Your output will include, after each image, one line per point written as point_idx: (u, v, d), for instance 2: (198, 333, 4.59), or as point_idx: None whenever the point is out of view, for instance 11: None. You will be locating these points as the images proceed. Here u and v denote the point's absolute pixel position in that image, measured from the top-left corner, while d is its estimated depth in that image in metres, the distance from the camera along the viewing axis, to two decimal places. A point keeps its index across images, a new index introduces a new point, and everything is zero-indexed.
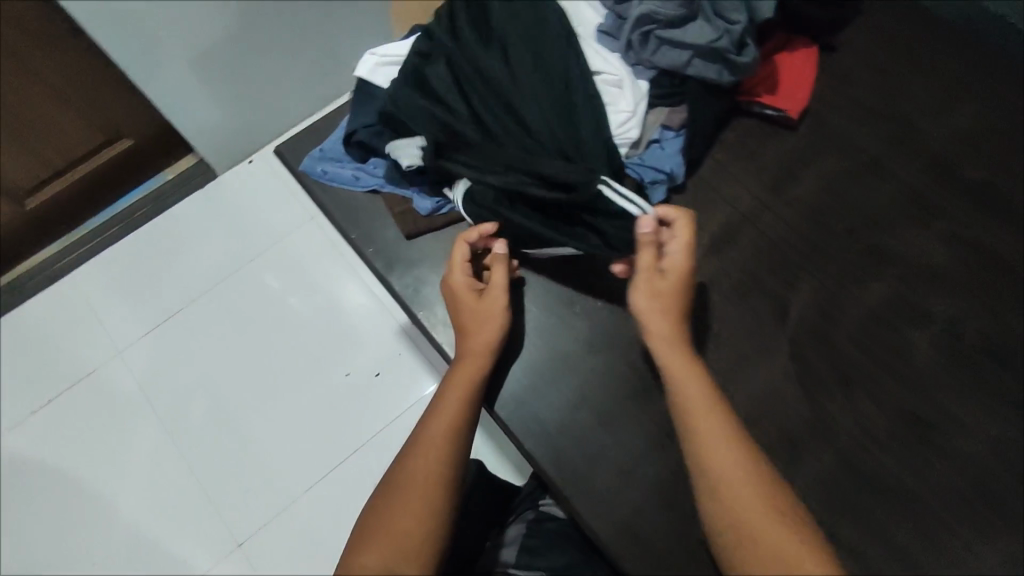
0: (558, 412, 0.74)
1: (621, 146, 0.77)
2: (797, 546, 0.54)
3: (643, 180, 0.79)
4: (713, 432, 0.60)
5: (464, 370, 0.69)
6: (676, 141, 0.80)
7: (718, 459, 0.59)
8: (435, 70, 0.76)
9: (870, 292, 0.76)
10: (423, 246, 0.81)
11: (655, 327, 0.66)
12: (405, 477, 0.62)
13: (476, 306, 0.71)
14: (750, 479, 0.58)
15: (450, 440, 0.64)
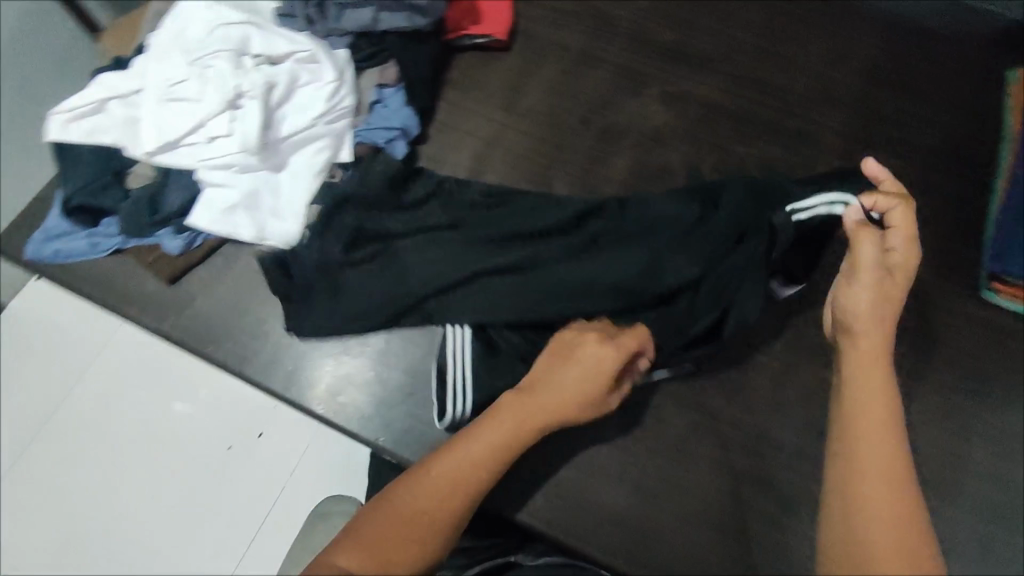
0: (371, 386, 0.74)
1: (340, 117, 0.76)
2: (909, 554, 0.49)
3: (378, 141, 0.80)
4: (890, 457, 0.53)
5: (528, 400, 0.63)
6: (398, 96, 0.81)
7: (870, 450, 0.53)
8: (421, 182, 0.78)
9: (614, 169, 0.84)
10: (190, 285, 0.79)
11: (869, 318, 0.60)
12: (407, 510, 0.56)
13: (602, 358, 0.64)
14: (891, 470, 0.52)
15: (469, 493, 0.58)
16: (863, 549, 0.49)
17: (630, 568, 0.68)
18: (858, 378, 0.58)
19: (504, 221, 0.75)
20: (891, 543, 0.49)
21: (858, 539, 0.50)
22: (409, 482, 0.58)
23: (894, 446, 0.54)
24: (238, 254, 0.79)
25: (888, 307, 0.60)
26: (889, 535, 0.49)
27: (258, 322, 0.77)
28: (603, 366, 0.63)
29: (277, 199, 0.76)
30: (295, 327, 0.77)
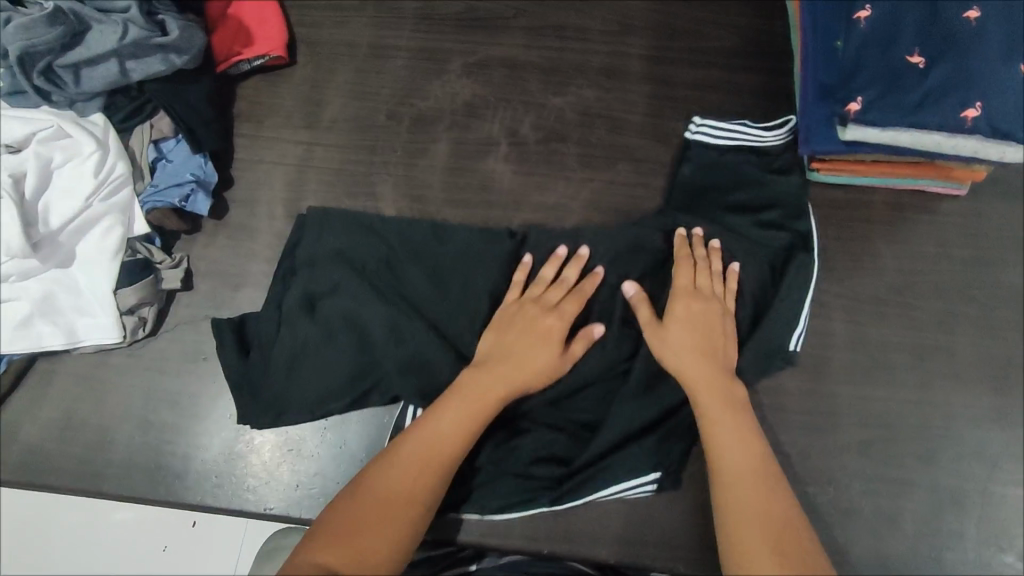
0: (248, 460, 0.68)
1: (121, 185, 0.69)
2: (775, 508, 0.54)
3: (173, 201, 0.72)
4: (734, 424, 0.59)
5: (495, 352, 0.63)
6: (180, 147, 0.74)
7: (728, 442, 0.58)
8: (318, 253, 0.70)
9: (437, 157, 0.80)
10: (11, 416, 0.69)
11: (671, 353, 0.63)
12: (381, 490, 0.53)
13: (532, 314, 0.65)
14: (749, 457, 0.57)
15: (447, 462, 0.56)
16: (740, 540, 0.52)
17: (565, 548, 0.67)
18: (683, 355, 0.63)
19: (397, 267, 0.69)
20: (760, 516, 0.53)
21: (726, 524, 0.54)
22: (383, 466, 0.55)
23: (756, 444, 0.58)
24: (54, 365, 0.70)
25: (709, 343, 0.64)
26: (756, 510, 0.54)
27: (100, 431, 0.68)
28: (540, 324, 0.64)
29: (77, 296, 0.68)
30: (144, 424, 0.69)
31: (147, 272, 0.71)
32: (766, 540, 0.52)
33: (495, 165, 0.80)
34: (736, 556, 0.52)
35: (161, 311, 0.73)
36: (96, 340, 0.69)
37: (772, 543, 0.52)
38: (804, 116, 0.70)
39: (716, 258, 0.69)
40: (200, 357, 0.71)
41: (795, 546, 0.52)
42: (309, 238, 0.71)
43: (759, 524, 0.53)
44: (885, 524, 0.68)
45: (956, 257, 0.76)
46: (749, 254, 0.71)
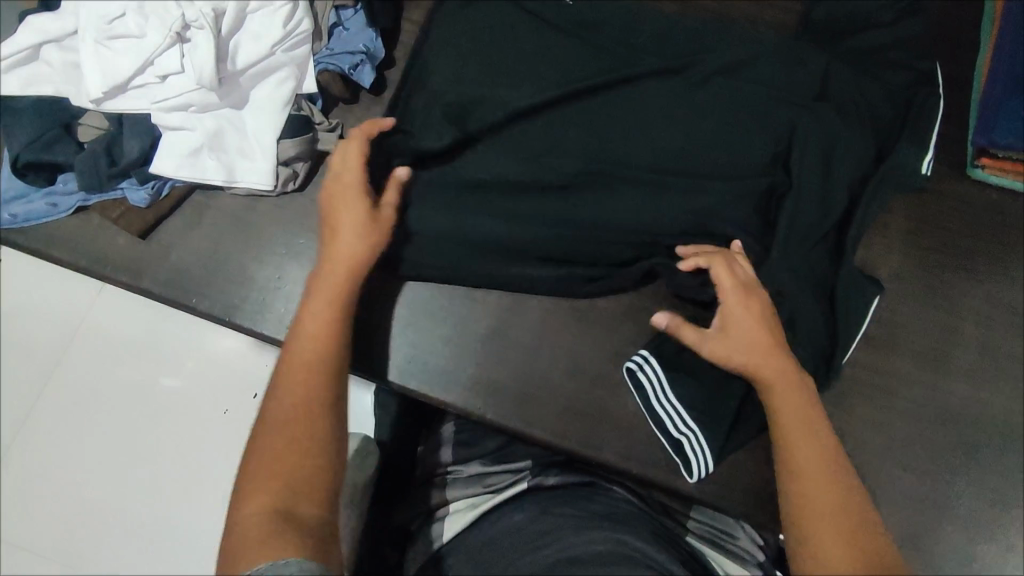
0: (368, 325, 0.72)
1: (302, 41, 0.71)
2: (838, 482, 0.56)
3: (343, 67, 0.74)
4: (792, 414, 0.60)
5: (325, 302, 0.61)
6: (358, 18, 0.76)
7: (783, 399, 0.61)
8: (496, 40, 0.75)
9: (595, 67, 0.75)
10: (164, 238, 0.74)
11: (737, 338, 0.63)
12: (284, 409, 0.55)
13: (358, 216, 0.64)
14: (801, 415, 0.59)
15: (327, 415, 0.56)
16: (796, 485, 0.56)
17: (653, 473, 0.69)
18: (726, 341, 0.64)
19: (562, 69, 0.75)
20: (824, 499, 0.55)
21: (791, 481, 0.57)
22: (278, 383, 0.57)
23: (811, 424, 0.59)
24: (209, 200, 0.75)
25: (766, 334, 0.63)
26: (817, 462, 0.56)
27: (242, 268, 0.73)
28: (353, 262, 0.63)
29: (244, 138, 0.72)
30: (280, 270, 0.73)
31: (307, 129, 0.74)
32: (834, 508, 0.54)
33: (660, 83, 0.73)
34: (800, 516, 0.55)
35: (312, 169, 0.77)
36: (250, 184, 0.73)
37: (845, 539, 0.52)
38: (989, 108, 0.73)
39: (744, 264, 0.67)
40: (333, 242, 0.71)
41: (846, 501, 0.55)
42: (487, 50, 0.75)
43: (818, 464, 0.56)
44: (977, 526, 0.67)
45: None
46: (903, 99, 0.75)
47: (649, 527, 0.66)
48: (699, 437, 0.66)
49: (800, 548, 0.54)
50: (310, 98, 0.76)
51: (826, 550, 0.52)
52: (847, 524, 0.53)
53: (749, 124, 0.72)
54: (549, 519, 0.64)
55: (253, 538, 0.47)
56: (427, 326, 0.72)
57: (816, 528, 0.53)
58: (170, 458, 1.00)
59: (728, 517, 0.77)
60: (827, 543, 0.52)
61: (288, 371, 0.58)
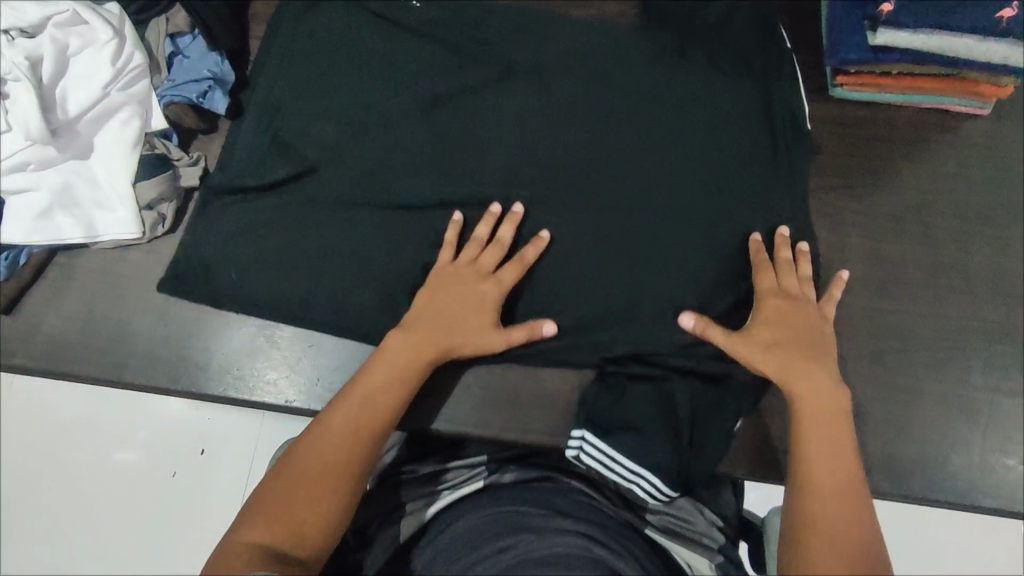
0: (271, 354, 0.70)
1: (139, 76, 0.68)
2: (854, 492, 0.55)
3: (192, 96, 0.71)
4: (824, 408, 0.59)
5: (398, 362, 0.62)
6: (197, 43, 0.73)
7: (813, 399, 0.60)
8: (341, 49, 0.74)
9: (452, 55, 0.74)
10: (34, 308, 0.70)
11: (760, 344, 0.63)
12: (315, 452, 0.56)
13: (484, 298, 0.65)
14: (831, 423, 0.59)
15: (347, 479, 0.55)
16: (811, 489, 0.56)
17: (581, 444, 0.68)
18: (757, 344, 0.63)
19: (417, 62, 0.74)
20: (834, 510, 0.54)
21: (808, 479, 0.56)
22: (323, 419, 0.58)
23: (840, 436, 0.58)
24: (75, 259, 0.71)
25: (794, 338, 0.63)
26: (838, 464, 0.57)
27: (124, 323, 0.69)
28: (456, 317, 0.64)
29: (97, 188, 0.68)
30: (165, 318, 0.70)
31: (165, 167, 0.71)
32: (847, 519, 0.53)
33: (517, 60, 0.74)
34: (808, 519, 0.54)
35: (180, 209, 0.73)
36: (115, 235, 0.69)
37: (844, 553, 0.52)
38: (833, 23, 0.69)
39: (801, 262, 0.68)
40: (204, 271, 0.69)
41: (852, 511, 0.54)
42: (332, 60, 0.74)
43: (836, 474, 0.56)
44: (893, 428, 0.69)
45: (975, 175, 0.76)
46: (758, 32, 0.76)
47: (601, 522, 0.60)
48: (656, 479, 0.64)
49: (797, 551, 0.53)
50: (164, 135, 0.72)
51: (831, 558, 0.51)
52: (843, 533, 0.53)
53: (608, 85, 0.73)
54: (496, 525, 0.58)
55: (238, 556, 0.49)
56: (329, 345, 0.71)
57: (820, 533, 0.53)
58: (112, 538, 0.87)
59: (684, 500, 0.68)
60: (824, 550, 0.52)
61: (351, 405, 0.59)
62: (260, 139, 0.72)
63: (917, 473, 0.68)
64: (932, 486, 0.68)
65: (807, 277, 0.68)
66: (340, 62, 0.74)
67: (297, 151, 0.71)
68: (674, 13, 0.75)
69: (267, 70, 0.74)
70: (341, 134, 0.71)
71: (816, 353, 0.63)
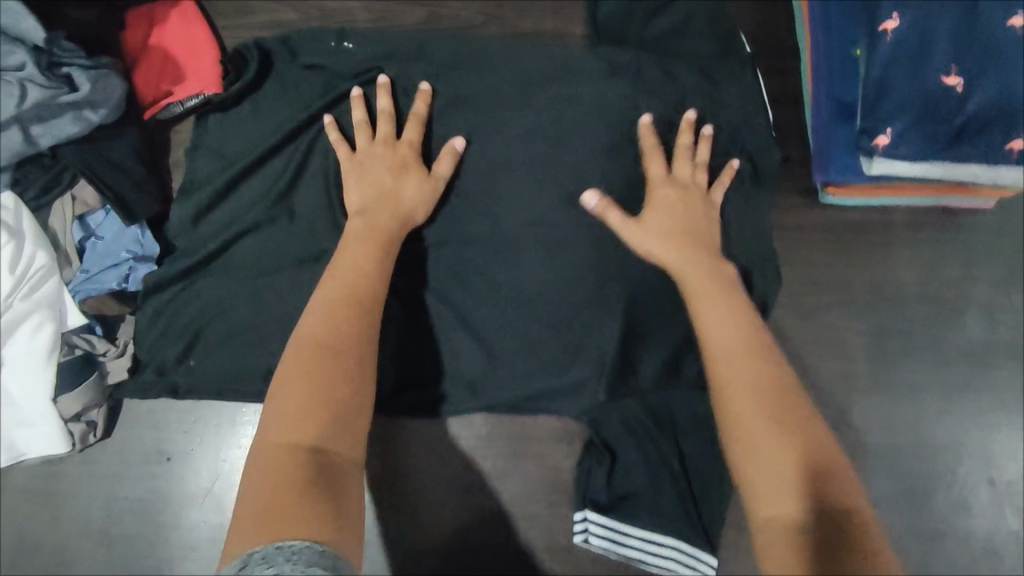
0: None
1: (44, 276, 0.60)
2: (765, 355, 0.50)
3: (111, 285, 0.62)
4: (703, 292, 0.56)
5: (371, 247, 0.58)
6: (111, 220, 0.64)
7: (705, 288, 0.56)
8: (260, 186, 0.69)
9: None
10: None
11: (653, 234, 0.59)
12: (298, 379, 0.47)
13: (390, 213, 0.61)
14: (727, 305, 0.54)
15: (353, 398, 0.47)
16: (718, 369, 0.50)
17: None
18: (657, 243, 0.59)
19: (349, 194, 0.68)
20: (751, 381, 0.48)
21: (715, 369, 0.51)
22: (292, 350, 0.50)
23: (740, 317, 0.53)
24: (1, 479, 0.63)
25: (687, 223, 0.60)
26: (724, 335, 0.52)
27: (64, 548, 0.62)
28: (410, 213, 0.62)
29: (12, 407, 0.60)
30: (110, 538, 0.62)
31: (90, 368, 0.63)
32: (770, 378, 0.49)
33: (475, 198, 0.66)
34: (725, 391, 0.49)
35: (113, 408, 0.65)
36: (41, 452, 0.61)
37: (767, 411, 0.47)
38: (818, 135, 0.61)
39: (702, 146, 0.65)
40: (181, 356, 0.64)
41: (819, 437, 0.46)
42: (254, 200, 0.68)
43: (743, 350, 0.50)
44: (913, 575, 0.65)
45: (981, 277, 0.71)
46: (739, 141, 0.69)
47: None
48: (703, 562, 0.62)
49: (736, 449, 0.47)
50: None
51: (771, 429, 0.46)
52: (772, 384, 0.48)
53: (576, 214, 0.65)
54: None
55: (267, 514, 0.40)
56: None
57: (745, 413, 0.47)
58: None
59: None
60: (755, 428, 0.46)
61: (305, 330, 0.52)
62: (210, 210, 0.68)
63: None
64: None
65: (704, 160, 0.65)
66: (261, 201, 0.68)
67: (242, 216, 0.68)
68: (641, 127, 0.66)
69: (203, 138, 0.70)
70: (276, 191, 0.68)
71: (702, 233, 0.61)
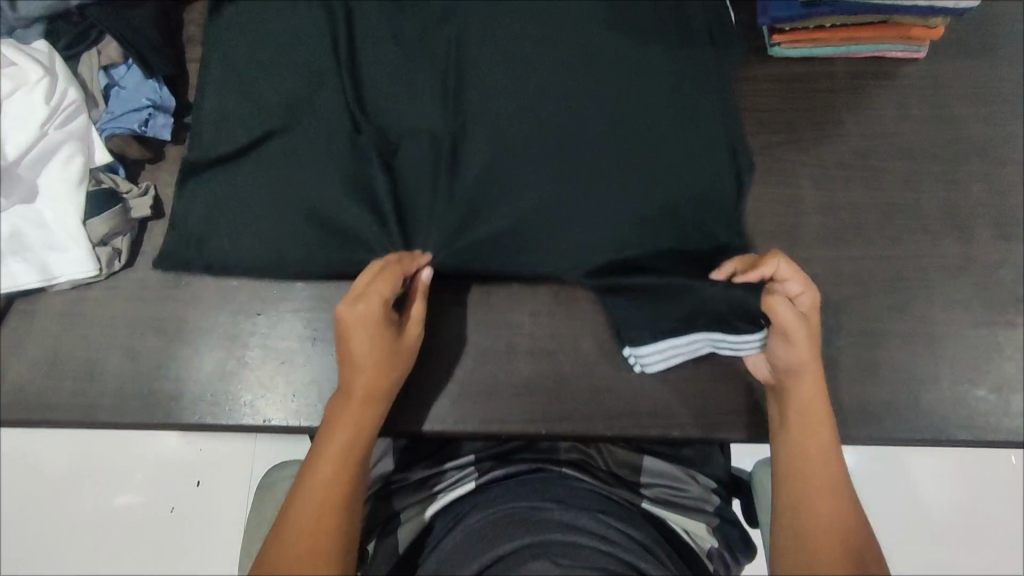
0: (243, 376, 0.69)
1: (76, 113, 0.67)
2: (856, 533, 0.57)
3: (133, 126, 0.70)
4: (834, 477, 0.59)
5: (358, 411, 0.59)
6: (133, 73, 0.72)
7: (818, 447, 0.60)
8: (284, 62, 0.71)
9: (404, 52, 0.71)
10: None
11: (798, 376, 0.62)
12: (300, 529, 0.54)
13: (382, 356, 0.60)
14: (834, 475, 0.59)
15: (339, 542, 0.54)
16: (815, 524, 0.57)
17: (561, 428, 0.69)
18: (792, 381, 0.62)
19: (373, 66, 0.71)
20: (839, 546, 0.56)
21: (814, 522, 0.57)
22: (296, 498, 0.55)
23: (845, 479, 0.59)
24: (37, 301, 0.70)
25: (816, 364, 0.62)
26: (839, 504, 0.57)
27: (92, 360, 0.69)
28: (393, 348, 0.61)
29: (47, 230, 0.67)
30: (133, 352, 0.69)
31: (114, 201, 0.70)
32: (850, 559, 0.55)
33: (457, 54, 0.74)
34: (818, 558, 0.55)
35: (135, 242, 0.72)
36: (72, 276, 0.68)
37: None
38: None
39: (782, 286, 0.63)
40: (196, 244, 0.69)
41: (867, 555, 0.56)
42: (279, 75, 0.70)
43: (844, 520, 0.57)
44: (864, 374, 0.70)
45: (919, 117, 0.77)
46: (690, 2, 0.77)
47: (597, 508, 0.62)
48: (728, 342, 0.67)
49: None
50: (110, 169, 0.71)
51: None
52: (852, 553, 0.55)
53: (578, 83, 0.70)
54: (505, 523, 0.59)
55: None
56: None
57: (829, 571, 0.54)
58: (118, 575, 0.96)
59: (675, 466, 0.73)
60: None
61: (310, 485, 0.55)
62: (226, 99, 0.70)
63: (892, 411, 0.69)
64: (910, 425, 0.69)
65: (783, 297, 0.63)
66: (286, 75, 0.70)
67: (258, 104, 0.70)
68: None
69: (219, 19, 0.72)
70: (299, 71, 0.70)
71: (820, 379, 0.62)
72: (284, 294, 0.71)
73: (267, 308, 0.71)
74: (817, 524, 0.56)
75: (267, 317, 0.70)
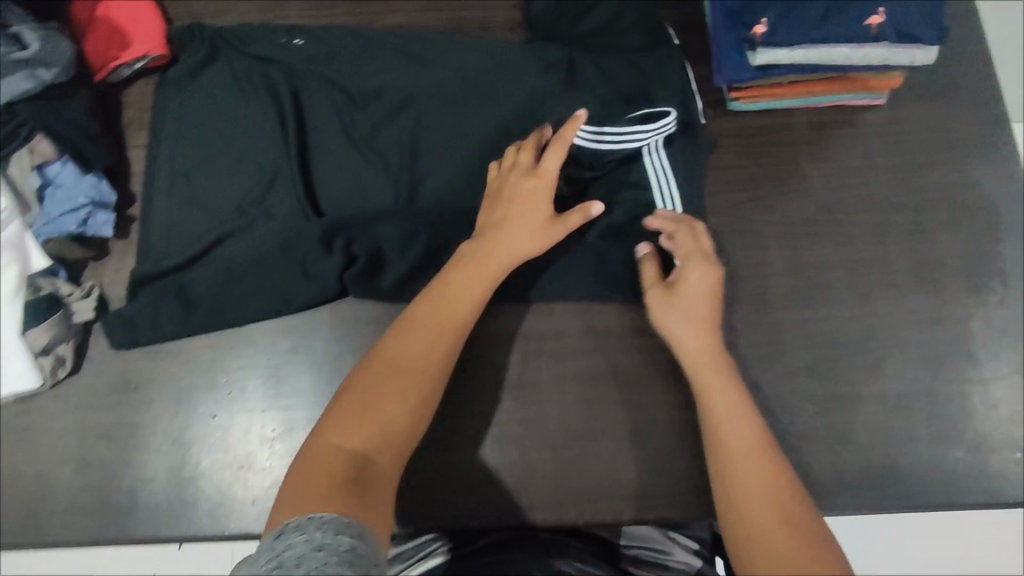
0: (201, 482, 0.66)
1: (7, 220, 0.65)
2: (782, 486, 0.55)
3: (71, 228, 0.68)
4: (738, 436, 0.58)
5: (474, 277, 0.63)
6: (69, 169, 0.69)
7: (722, 407, 0.60)
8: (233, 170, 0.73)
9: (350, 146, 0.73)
10: None
11: (677, 318, 0.64)
12: (399, 356, 0.59)
13: (508, 237, 0.64)
14: (745, 427, 0.58)
15: (398, 424, 0.57)
16: (742, 492, 0.56)
17: (532, 516, 0.67)
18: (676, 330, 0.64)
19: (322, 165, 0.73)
20: (760, 501, 0.55)
21: (732, 480, 0.57)
22: (394, 336, 0.61)
23: (758, 432, 0.58)
24: None
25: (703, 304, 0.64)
26: (748, 458, 0.57)
27: (41, 476, 0.66)
28: (514, 253, 0.64)
29: None
30: (84, 464, 0.66)
31: (55, 307, 0.67)
32: (773, 511, 0.54)
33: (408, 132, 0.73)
34: (738, 515, 0.55)
35: (82, 346, 0.69)
36: (12, 390, 0.65)
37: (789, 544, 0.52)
38: (714, 43, 0.69)
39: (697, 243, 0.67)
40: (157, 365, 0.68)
41: (805, 525, 0.53)
42: (227, 182, 0.73)
43: (763, 473, 0.56)
44: (839, 440, 0.68)
45: (882, 166, 0.76)
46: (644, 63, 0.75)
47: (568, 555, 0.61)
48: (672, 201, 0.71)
49: (745, 553, 0.53)
50: (50, 272, 0.68)
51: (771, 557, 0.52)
52: (781, 510, 0.54)
53: None
54: None
55: (316, 485, 0.50)
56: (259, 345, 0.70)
57: (754, 525, 0.54)
58: None
59: (657, 531, 0.72)
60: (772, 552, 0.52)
61: (396, 344, 0.60)
62: (177, 213, 0.72)
63: (868, 476, 0.68)
64: (887, 489, 0.67)
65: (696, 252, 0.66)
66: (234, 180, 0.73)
67: (211, 219, 0.72)
68: (557, 57, 0.74)
69: (164, 131, 0.75)
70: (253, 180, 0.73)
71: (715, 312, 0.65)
72: (241, 393, 0.69)
73: (222, 409, 0.68)
74: (734, 487, 0.56)
75: (222, 418, 0.68)
